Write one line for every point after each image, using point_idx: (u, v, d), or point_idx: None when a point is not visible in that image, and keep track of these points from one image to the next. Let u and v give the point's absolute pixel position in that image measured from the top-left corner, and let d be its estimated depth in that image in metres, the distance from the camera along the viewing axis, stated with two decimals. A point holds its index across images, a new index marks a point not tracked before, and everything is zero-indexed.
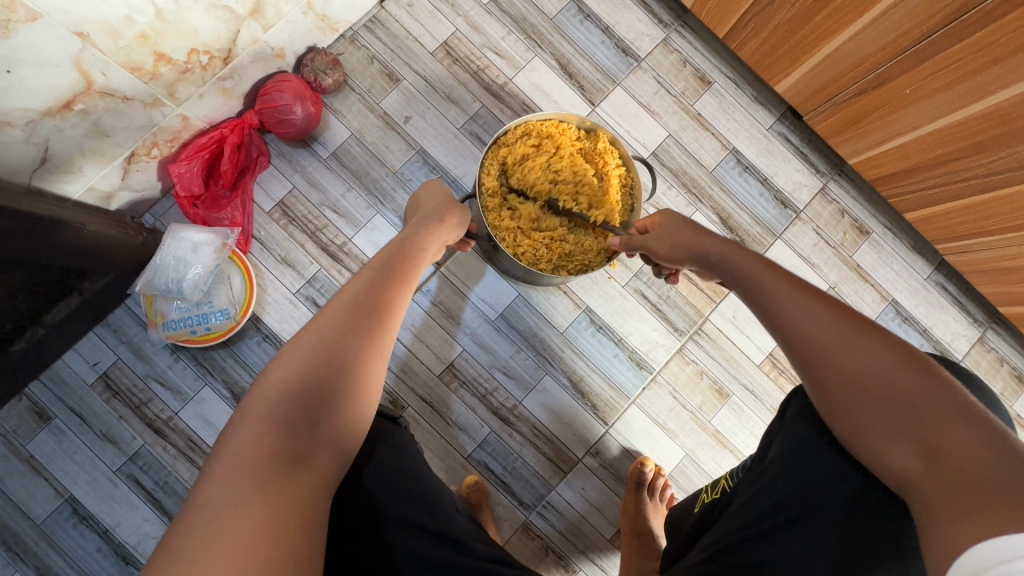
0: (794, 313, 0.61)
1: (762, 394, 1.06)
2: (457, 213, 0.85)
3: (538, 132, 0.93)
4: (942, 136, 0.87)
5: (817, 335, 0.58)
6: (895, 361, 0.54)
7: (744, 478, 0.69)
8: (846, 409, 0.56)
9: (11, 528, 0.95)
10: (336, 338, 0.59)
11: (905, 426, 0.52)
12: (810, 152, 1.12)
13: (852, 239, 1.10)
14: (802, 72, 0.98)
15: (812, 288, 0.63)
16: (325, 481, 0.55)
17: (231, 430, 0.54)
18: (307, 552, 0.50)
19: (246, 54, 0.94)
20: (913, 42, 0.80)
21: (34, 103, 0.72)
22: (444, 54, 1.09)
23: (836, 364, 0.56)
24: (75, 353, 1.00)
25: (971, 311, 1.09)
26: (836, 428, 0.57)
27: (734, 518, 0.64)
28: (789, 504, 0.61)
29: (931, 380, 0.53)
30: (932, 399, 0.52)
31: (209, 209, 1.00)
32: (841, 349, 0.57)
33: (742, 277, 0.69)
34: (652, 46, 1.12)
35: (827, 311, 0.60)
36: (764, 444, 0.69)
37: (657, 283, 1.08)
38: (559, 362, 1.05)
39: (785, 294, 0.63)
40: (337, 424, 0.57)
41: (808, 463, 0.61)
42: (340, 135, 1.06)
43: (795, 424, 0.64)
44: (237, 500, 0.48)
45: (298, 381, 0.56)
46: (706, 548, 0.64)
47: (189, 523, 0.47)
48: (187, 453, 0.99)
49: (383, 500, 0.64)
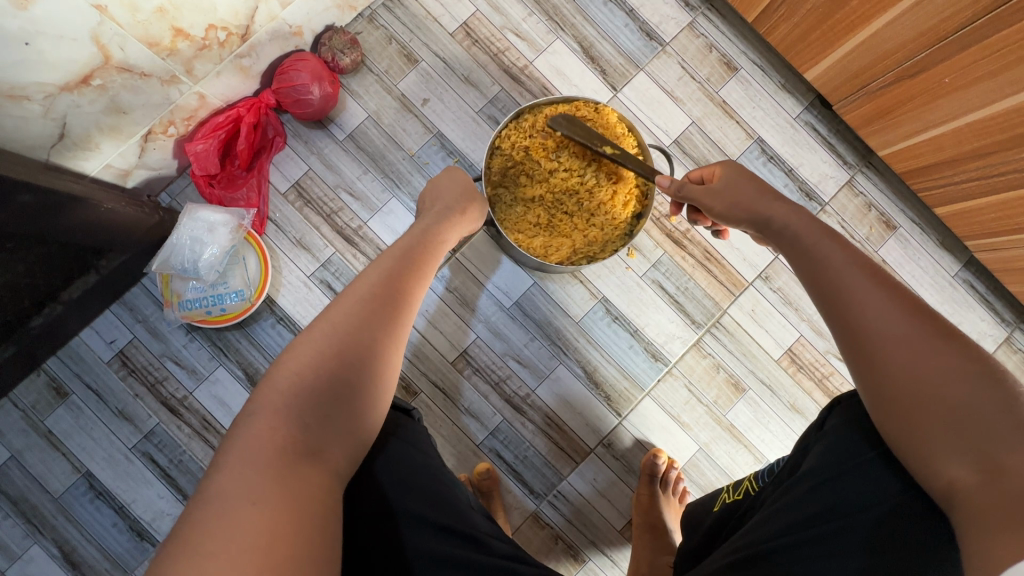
0: (856, 301, 0.59)
1: (780, 390, 1.05)
2: (476, 206, 0.84)
3: (555, 110, 0.91)
4: (978, 129, 0.84)
5: (884, 331, 0.56)
6: (963, 369, 0.53)
7: (772, 489, 0.68)
8: (905, 414, 0.54)
9: (29, 501, 0.96)
10: (352, 325, 0.59)
11: (962, 438, 0.51)
12: (838, 142, 1.08)
13: (878, 234, 1.07)
14: (833, 60, 0.95)
15: (879, 274, 0.60)
16: (337, 472, 0.54)
17: (247, 419, 0.53)
18: (326, 545, 0.49)
19: (263, 32, 0.93)
20: (954, 29, 0.77)
21: (52, 78, 0.71)
22: (464, 35, 1.07)
23: (907, 363, 0.55)
24: (93, 331, 1.00)
25: (999, 311, 1.06)
26: (890, 432, 0.56)
27: (760, 528, 0.62)
28: (821, 519, 0.59)
29: (995, 387, 0.52)
30: (1002, 414, 0.51)
31: (224, 189, 1.00)
32: (904, 344, 0.55)
33: (798, 250, 0.67)
34: (677, 30, 1.09)
35: (900, 306, 0.57)
36: (799, 455, 0.67)
37: (675, 274, 1.06)
38: (573, 352, 1.04)
39: (853, 277, 0.60)
40: (347, 420, 0.56)
41: (848, 478, 0.59)
42: (357, 117, 1.05)
43: (838, 434, 0.62)
44: (255, 493, 0.48)
45: (312, 371, 0.55)
46: (730, 553, 0.62)
47: (202, 513, 0.46)
48: (201, 432, 1.00)
49: (394, 494, 0.63)
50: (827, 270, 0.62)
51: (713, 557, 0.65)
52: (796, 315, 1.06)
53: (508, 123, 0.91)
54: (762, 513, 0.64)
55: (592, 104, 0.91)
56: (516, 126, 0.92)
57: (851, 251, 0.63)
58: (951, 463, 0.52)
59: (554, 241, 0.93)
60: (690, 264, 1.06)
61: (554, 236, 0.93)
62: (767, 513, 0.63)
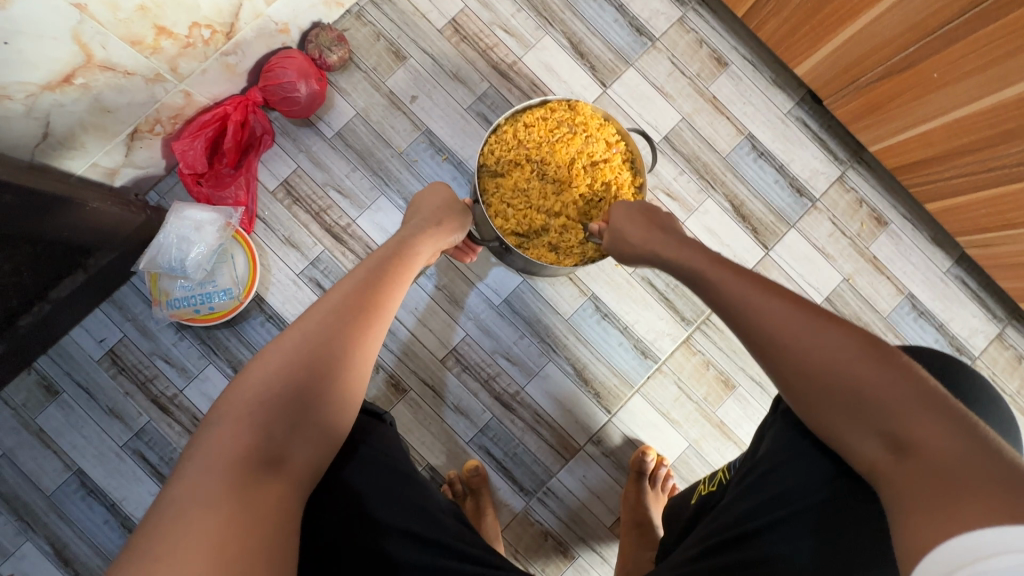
0: (753, 311, 0.62)
1: (770, 386, 1.05)
2: (456, 217, 0.84)
3: (531, 117, 0.91)
4: (969, 124, 0.83)
5: (778, 331, 0.59)
6: (860, 356, 0.54)
7: (737, 477, 0.68)
8: (818, 406, 0.56)
9: (22, 498, 0.97)
10: (323, 334, 0.59)
11: (870, 420, 0.52)
12: (829, 138, 1.08)
13: (869, 230, 1.06)
14: (822, 55, 0.94)
15: (770, 283, 0.64)
16: (299, 480, 0.54)
17: (209, 427, 0.53)
18: (280, 550, 0.49)
19: (249, 29, 0.92)
20: (944, 22, 0.76)
21: (34, 77, 0.71)
22: (452, 32, 1.06)
23: (804, 357, 0.56)
24: (83, 330, 1.00)
25: (990, 308, 1.06)
26: (815, 425, 0.57)
27: (728, 511, 0.62)
28: (786, 500, 0.59)
29: (893, 369, 0.53)
30: (903, 390, 0.52)
31: (213, 187, 0.99)
32: (800, 339, 0.57)
33: (710, 268, 0.70)
34: (668, 25, 1.08)
35: (790, 308, 0.60)
36: (757, 441, 0.68)
37: (665, 271, 1.06)
38: (563, 349, 1.04)
39: (747, 291, 0.63)
40: (313, 428, 0.56)
41: (805, 458, 0.60)
42: (345, 114, 1.04)
43: (785, 421, 0.64)
44: (206, 495, 0.48)
45: (280, 381, 0.55)
46: (703, 540, 0.62)
47: (157, 521, 0.46)
48: (191, 430, 1.00)
49: (370, 500, 0.64)
50: (724, 286, 0.66)
51: (685, 546, 0.65)
52: None
53: (489, 138, 0.91)
54: (727, 499, 0.64)
55: (565, 103, 0.91)
56: (498, 140, 0.91)
57: (744, 271, 0.67)
58: (870, 449, 0.52)
59: (561, 246, 0.92)
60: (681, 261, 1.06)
61: (564, 243, 0.91)
62: (734, 497, 0.63)
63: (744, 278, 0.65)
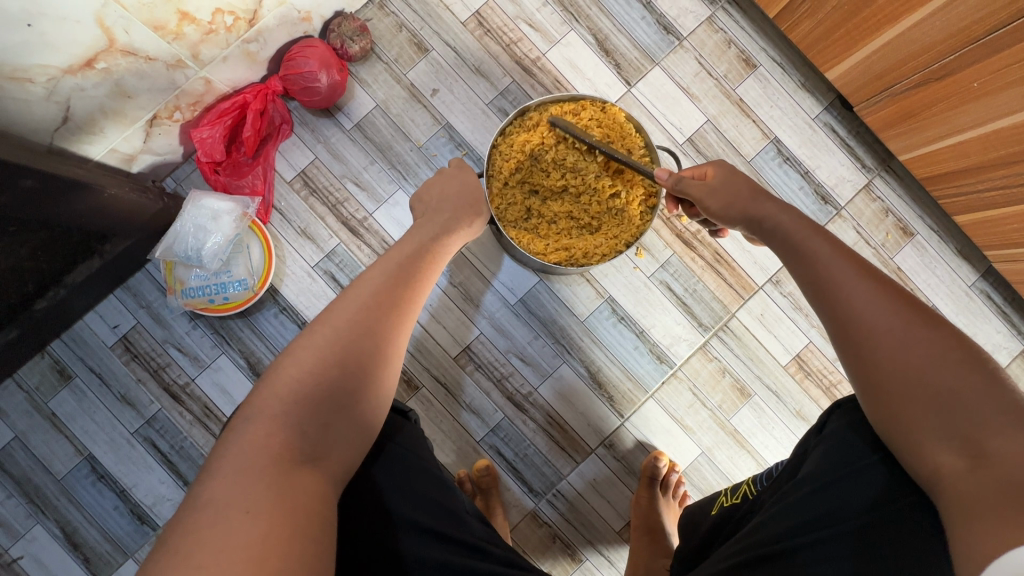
0: (840, 291, 0.59)
1: (787, 397, 1.03)
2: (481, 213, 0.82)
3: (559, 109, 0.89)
4: (1007, 136, 0.81)
5: (867, 319, 0.57)
6: (951, 359, 0.53)
7: (771, 493, 0.67)
8: (893, 403, 0.55)
9: (33, 481, 0.97)
10: (356, 332, 0.58)
11: (951, 425, 0.52)
12: (857, 145, 1.05)
13: (894, 240, 1.04)
14: (856, 59, 0.92)
15: (866, 265, 0.60)
16: (332, 480, 0.54)
17: (241, 426, 0.52)
18: (323, 550, 0.49)
19: (272, 17, 0.91)
20: (988, 30, 0.74)
21: (55, 61, 0.70)
22: (476, 25, 1.04)
23: (891, 351, 0.55)
24: (97, 315, 1.00)
25: (1015, 323, 1.03)
26: (880, 419, 0.56)
27: (761, 529, 0.61)
28: (821, 524, 0.58)
29: (983, 376, 0.52)
30: (992, 401, 0.51)
31: (230, 176, 0.99)
32: (891, 330, 0.56)
33: (782, 243, 0.67)
34: (696, 24, 1.06)
35: (885, 296, 0.57)
36: (798, 460, 0.67)
37: (684, 275, 1.04)
38: (577, 351, 1.03)
39: (840, 268, 0.60)
40: (347, 428, 0.56)
41: (847, 482, 0.59)
42: (365, 106, 1.03)
43: (837, 439, 0.62)
44: (248, 502, 0.47)
45: (314, 379, 0.55)
46: (733, 555, 0.61)
47: (193, 524, 0.46)
48: (202, 419, 1.00)
49: (389, 497, 0.63)
50: (811, 254, 0.63)
51: (714, 560, 0.64)
52: (806, 321, 1.04)
53: (512, 120, 0.89)
54: (760, 516, 0.64)
55: (598, 104, 0.89)
56: (520, 125, 0.89)
57: (837, 242, 0.63)
58: (940, 452, 0.52)
59: (553, 243, 0.91)
60: (700, 266, 1.04)
61: (557, 239, 0.90)
62: (766, 516, 0.63)
63: (831, 251, 0.62)
